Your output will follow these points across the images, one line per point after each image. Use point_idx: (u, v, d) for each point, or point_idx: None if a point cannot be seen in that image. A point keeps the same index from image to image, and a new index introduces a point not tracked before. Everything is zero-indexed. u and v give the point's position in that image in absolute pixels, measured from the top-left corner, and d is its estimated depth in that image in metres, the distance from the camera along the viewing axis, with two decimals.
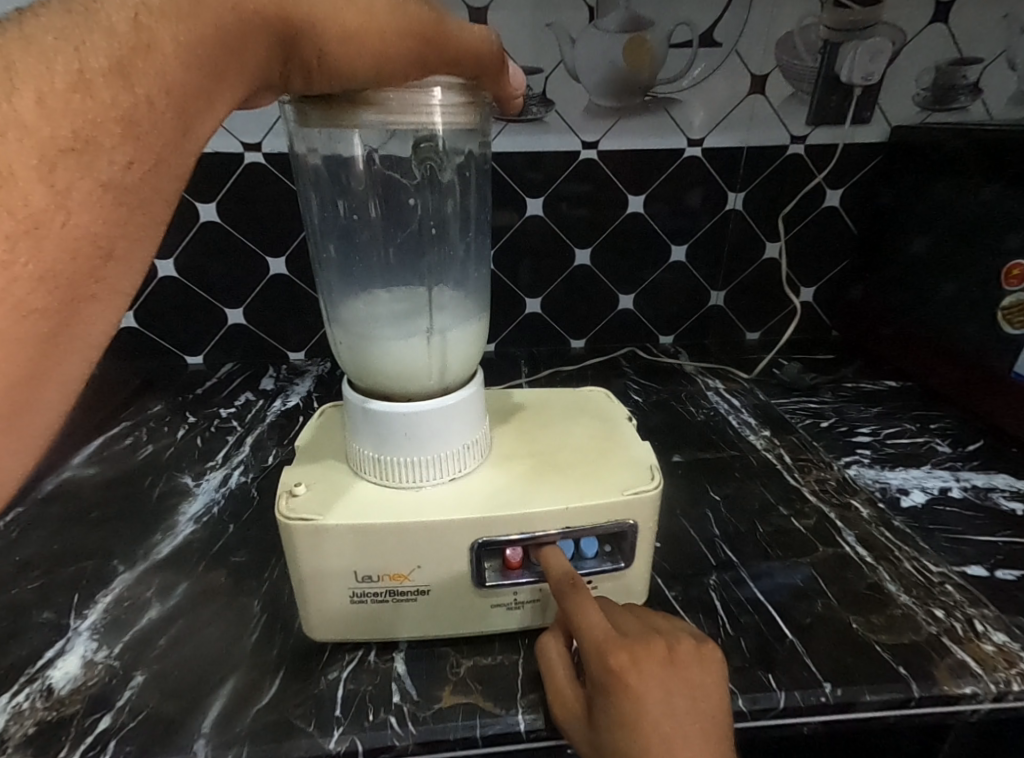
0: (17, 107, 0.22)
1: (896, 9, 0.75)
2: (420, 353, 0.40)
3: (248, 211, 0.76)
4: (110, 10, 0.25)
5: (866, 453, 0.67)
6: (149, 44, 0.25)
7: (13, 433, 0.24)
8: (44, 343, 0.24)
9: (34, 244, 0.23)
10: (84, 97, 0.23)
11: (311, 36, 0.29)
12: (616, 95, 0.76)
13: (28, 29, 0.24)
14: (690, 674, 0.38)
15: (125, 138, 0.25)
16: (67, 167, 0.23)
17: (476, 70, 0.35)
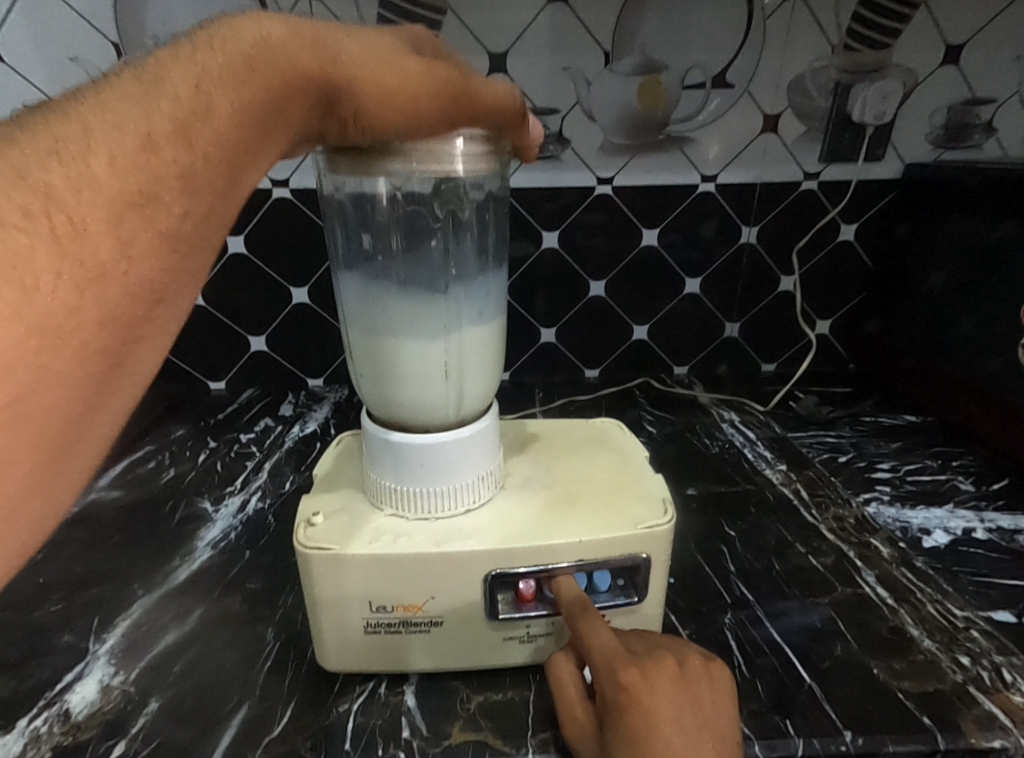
0: (93, 168, 0.24)
1: (907, 52, 0.77)
2: (439, 388, 0.41)
3: (274, 244, 0.79)
4: (174, 78, 0.27)
5: (885, 490, 0.67)
6: (208, 107, 0.27)
7: (64, 467, 0.25)
8: (101, 381, 0.25)
9: (98, 289, 0.24)
10: (150, 156, 0.26)
11: (350, 97, 0.32)
12: (630, 133, 0.78)
13: (104, 96, 0.26)
14: (699, 693, 0.38)
15: (183, 192, 0.27)
16: (131, 220, 0.25)
17: (498, 123, 0.37)
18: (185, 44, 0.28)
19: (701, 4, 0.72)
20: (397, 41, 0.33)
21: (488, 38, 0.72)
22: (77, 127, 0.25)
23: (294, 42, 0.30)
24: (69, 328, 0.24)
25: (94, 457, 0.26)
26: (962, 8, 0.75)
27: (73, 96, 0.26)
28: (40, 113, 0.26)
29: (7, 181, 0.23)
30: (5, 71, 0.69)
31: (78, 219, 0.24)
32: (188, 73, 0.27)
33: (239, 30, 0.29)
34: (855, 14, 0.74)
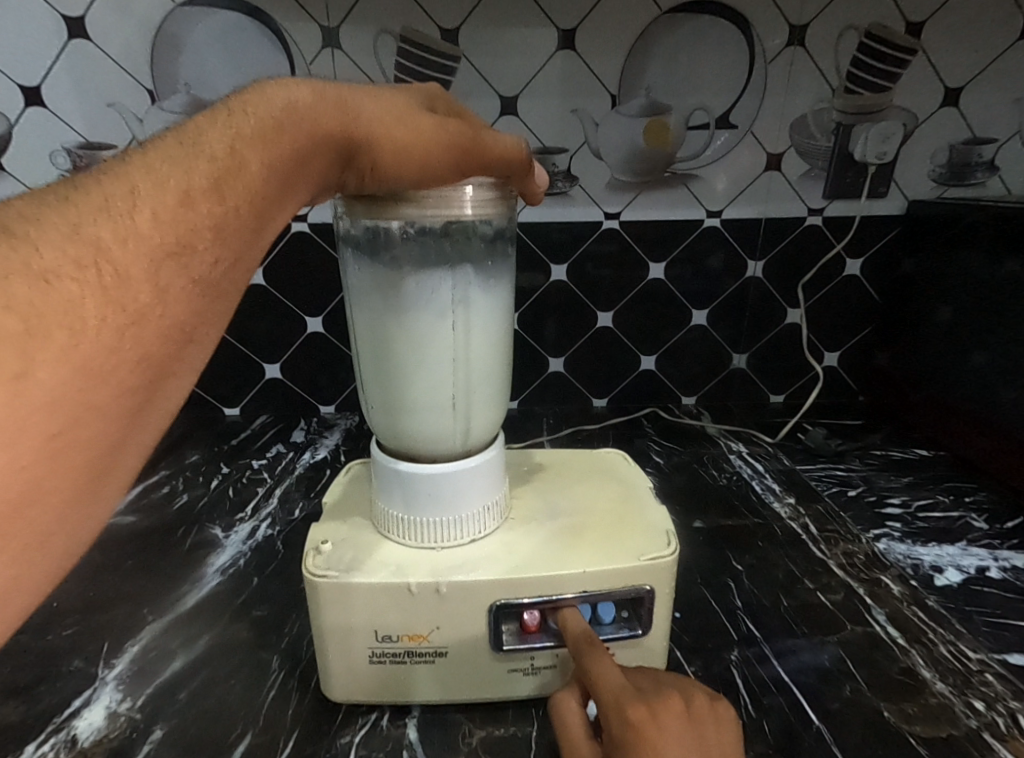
0: (137, 222, 0.27)
1: (906, 94, 0.79)
2: (446, 420, 0.42)
3: (291, 276, 0.81)
4: (210, 141, 0.30)
5: (896, 526, 0.67)
6: (240, 164, 0.30)
7: (96, 500, 0.26)
8: (133, 416, 0.27)
9: (137, 332, 0.26)
10: (188, 210, 0.28)
11: (368, 150, 0.34)
12: (637, 171, 0.80)
13: (148, 159, 0.29)
14: (706, 733, 0.37)
15: (215, 242, 0.29)
16: (168, 268, 0.27)
17: (506, 172, 0.39)
18: (221, 109, 0.31)
19: (704, 49, 0.75)
20: (410, 102, 0.36)
21: (500, 82, 0.75)
22: (124, 186, 0.27)
23: (319, 106, 0.33)
24: (110, 367, 0.25)
25: (121, 489, 0.27)
26: (961, 53, 0.77)
27: (120, 159, 0.29)
28: (91, 174, 0.28)
29: (62, 235, 0.25)
30: (45, 115, 0.72)
31: (123, 269, 0.26)
32: (224, 135, 0.30)
33: (269, 94, 0.32)
34: (854, 59, 0.77)
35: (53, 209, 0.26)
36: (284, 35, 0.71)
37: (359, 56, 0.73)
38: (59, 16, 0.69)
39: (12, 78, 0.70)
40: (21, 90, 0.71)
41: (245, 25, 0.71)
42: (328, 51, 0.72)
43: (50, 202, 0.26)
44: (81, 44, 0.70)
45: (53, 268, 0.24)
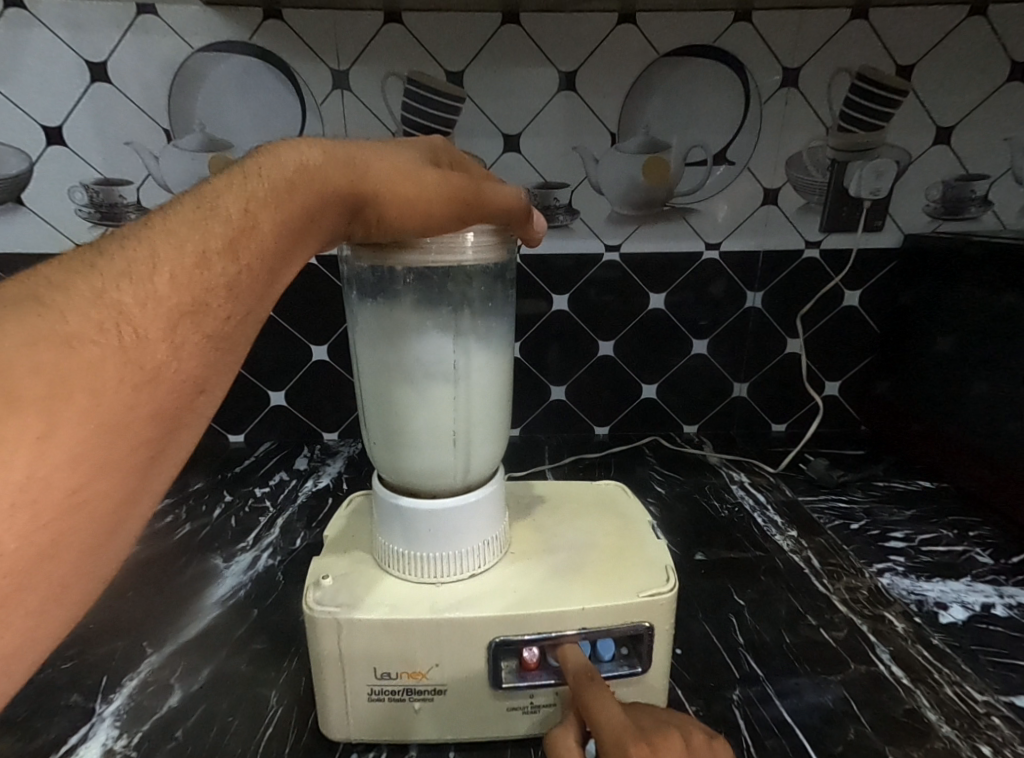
0: (156, 285, 0.28)
1: (898, 132, 0.81)
2: (447, 454, 0.43)
3: (297, 307, 0.82)
4: (226, 203, 0.31)
5: (899, 561, 0.66)
6: (253, 225, 0.31)
7: (110, 549, 0.27)
8: (148, 467, 0.27)
9: (153, 389, 0.27)
10: (204, 271, 0.29)
11: (375, 204, 0.35)
12: (636, 205, 0.82)
13: (168, 222, 0.30)
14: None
15: (229, 298, 0.30)
16: (184, 327, 0.28)
17: (508, 221, 0.40)
18: (237, 171, 0.32)
19: (701, 90, 0.77)
20: (415, 156, 0.38)
21: (504, 121, 0.77)
22: (146, 251, 0.28)
23: (328, 164, 0.34)
24: (126, 423, 0.26)
25: (134, 536, 0.28)
26: (952, 94, 0.79)
27: (142, 222, 0.30)
28: (114, 239, 0.29)
29: (86, 301, 0.26)
30: (65, 154, 0.74)
31: (141, 330, 0.27)
32: (239, 197, 0.31)
33: (282, 155, 0.33)
34: (847, 99, 0.79)
35: (79, 274, 0.27)
36: (295, 77, 0.74)
37: (367, 95, 0.75)
38: (81, 59, 0.71)
39: (33, 118, 0.73)
40: (42, 129, 0.73)
41: (259, 67, 0.73)
42: (337, 93, 0.75)
43: (77, 267, 0.28)
44: (101, 86, 0.72)
45: (78, 333, 0.25)
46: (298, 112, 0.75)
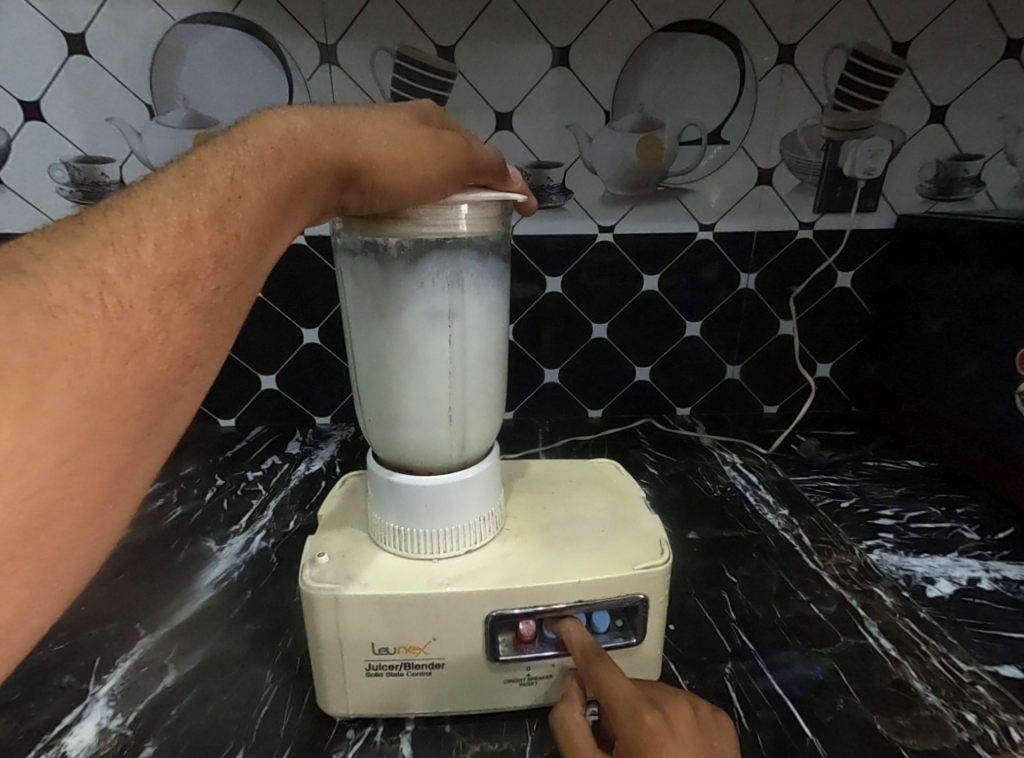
0: (141, 255, 0.27)
1: (893, 111, 0.80)
2: (442, 431, 0.43)
3: (288, 289, 0.82)
4: (212, 172, 0.30)
5: (888, 538, 0.67)
6: (240, 194, 0.30)
7: (107, 522, 0.26)
8: (139, 440, 0.27)
9: (140, 360, 0.26)
10: (190, 241, 0.28)
11: (367, 172, 0.35)
12: (630, 185, 0.81)
13: (152, 193, 0.29)
14: (712, 741, 0.37)
15: (217, 270, 0.29)
16: (170, 298, 0.28)
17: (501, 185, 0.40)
18: (222, 141, 0.32)
19: (695, 67, 0.77)
20: (403, 122, 0.37)
21: (495, 99, 0.76)
22: (129, 221, 0.28)
23: (316, 132, 0.34)
24: (115, 394, 0.26)
25: (130, 510, 0.28)
26: (946, 72, 0.79)
27: (127, 193, 0.30)
28: (98, 210, 0.29)
29: (69, 271, 0.26)
30: (46, 131, 0.73)
31: (126, 300, 0.26)
32: (225, 166, 0.31)
33: (268, 124, 0.33)
34: (841, 77, 0.78)
35: (63, 245, 0.27)
36: (282, 51, 0.72)
37: (356, 72, 0.74)
38: (59, 32, 0.70)
39: (11, 94, 0.71)
40: (20, 104, 0.72)
41: (244, 41, 0.72)
42: (325, 68, 0.73)
43: (60, 238, 0.27)
44: (81, 61, 0.71)
45: (61, 303, 0.25)
46: (286, 88, 0.74)
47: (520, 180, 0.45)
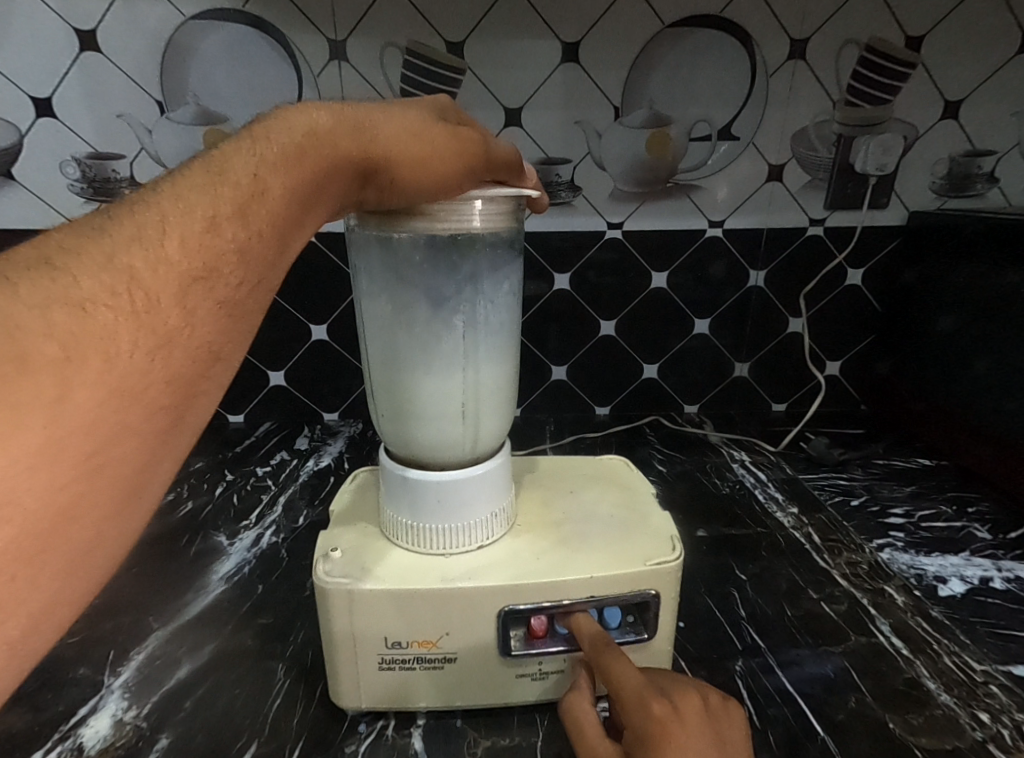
0: (167, 250, 0.27)
1: (906, 108, 0.80)
2: (456, 427, 0.43)
3: (297, 286, 0.82)
4: (235, 167, 0.30)
5: (899, 536, 0.67)
6: (263, 190, 0.30)
7: (133, 514, 0.27)
8: (164, 434, 0.27)
9: (166, 355, 0.27)
10: (214, 236, 0.28)
11: (387, 169, 0.35)
12: (639, 181, 0.81)
13: (177, 187, 0.29)
14: (724, 736, 0.37)
15: (240, 265, 0.29)
16: (195, 293, 0.28)
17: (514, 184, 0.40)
18: (245, 137, 0.32)
19: (706, 63, 0.76)
20: (422, 119, 0.37)
21: (504, 95, 0.76)
22: (155, 215, 0.28)
23: (337, 129, 0.34)
24: (141, 388, 0.26)
25: (155, 503, 0.28)
26: (960, 67, 0.78)
27: (151, 188, 0.30)
28: (124, 204, 0.29)
29: (97, 265, 0.26)
30: (57, 127, 0.73)
31: (153, 295, 0.26)
32: (248, 162, 0.31)
33: (290, 119, 0.33)
34: (854, 73, 0.78)
35: (90, 240, 0.27)
36: (291, 47, 0.73)
37: (366, 68, 0.74)
38: (70, 29, 0.70)
39: (23, 90, 0.72)
40: (32, 101, 0.72)
41: (253, 37, 0.72)
42: (335, 64, 0.73)
43: (87, 232, 0.27)
44: (92, 58, 0.71)
45: (90, 297, 0.25)
46: (295, 85, 0.74)
47: (535, 177, 0.45)
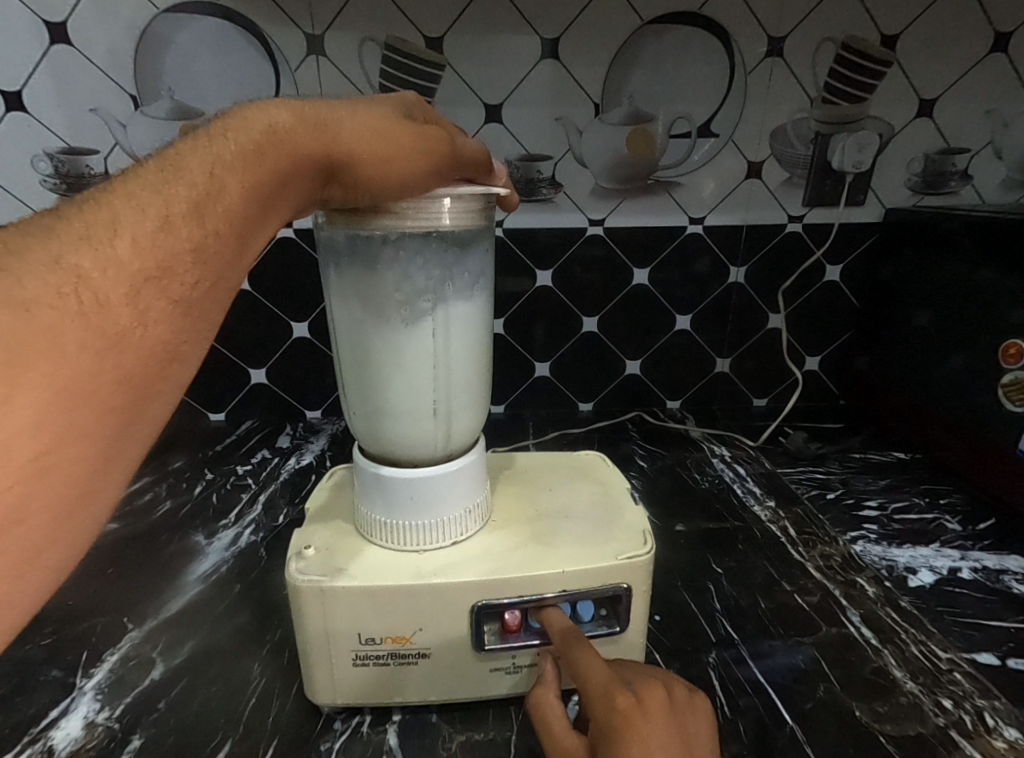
0: (118, 249, 0.27)
1: (882, 105, 0.80)
2: (427, 425, 0.43)
3: (277, 282, 0.81)
4: (191, 166, 0.30)
5: (872, 528, 0.68)
6: (220, 188, 0.30)
7: (87, 515, 0.27)
8: (117, 435, 0.27)
9: (117, 355, 0.26)
10: (168, 236, 0.28)
11: (350, 166, 0.35)
12: (620, 179, 0.81)
13: (129, 187, 0.29)
14: (690, 726, 0.38)
15: (195, 264, 0.29)
16: (147, 293, 0.27)
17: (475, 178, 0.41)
18: (202, 135, 0.31)
19: (685, 60, 0.76)
20: (387, 115, 0.37)
21: (484, 91, 0.76)
22: (106, 215, 0.28)
23: (299, 126, 0.33)
24: (91, 389, 0.26)
25: (111, 504, 0.28)
26: (935, 65, 0.79)
27: (104, 187, 0.29)
28: (74, 204, 0.28)
29: (43, 265, 0.25)
30: (28, 122, 0.72)
31: (102, 294, 0.26)
32: (204, 161, 0.30)
33: (249, 116, 0.32)
34: (831, 70, 0.78)
35: (37, 240, 0.26)
36: (267, 41, 0.72)
37: (345, 63, 0.73)
38: (41, 21, 0.69)
39: None
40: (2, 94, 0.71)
41: (229, 31, 0.71)
42: (312, 58, 0.73)
43: (34, 232, 0.27)
44: (64, 50, 0.70)
45: (35, 298, 0.25)
46: (272, 79, 0.73)
47: (504, 175, 0.46)
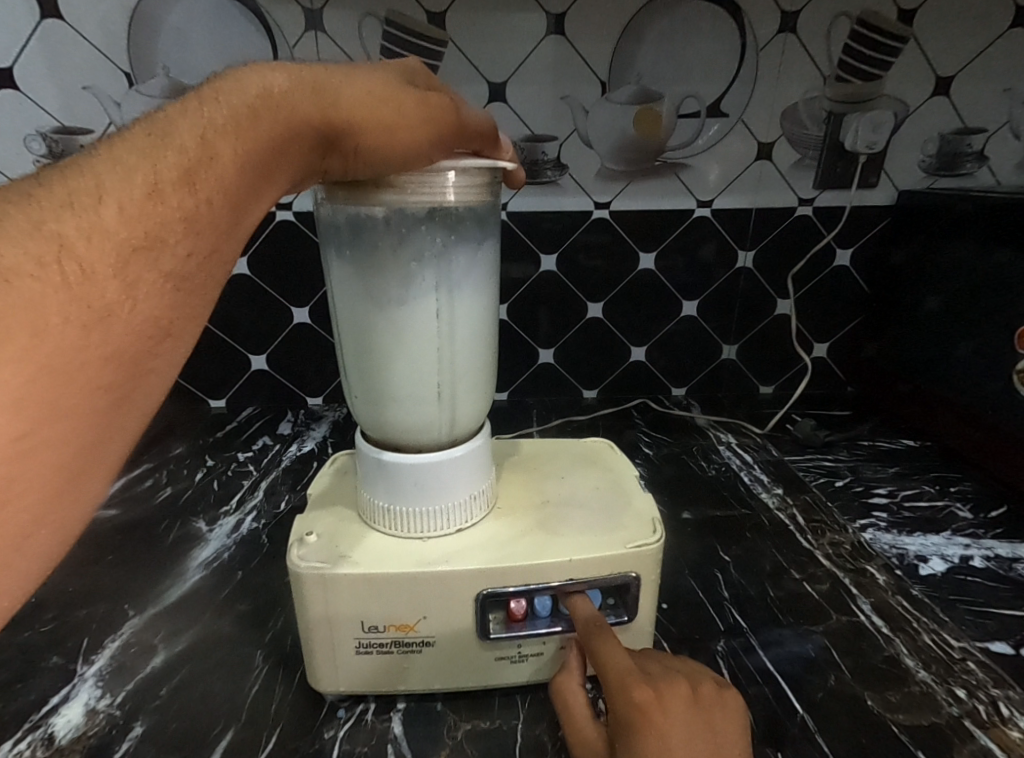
0: (102, 217, 0.26)
1: (897, 83, 0.78)
2: (431, 409, 0.42)
3: (276, 266, 0.80)
4: (181, 130, 0.29)
5: (882, 516, 0.67)
6: (212, 155, 0.29)
7: (76, 498, 0.25)
8: (108, 413, 0.26)
9: (105, 329, 0.25)
10: (157, 204, 0.27)
11: (350, 135, 0.33)
12: (626, 160, 0.79)
13: (116, 152, 0.27)
14: (714, 720, 0.37)
15: (187, 234, 0.28)
16: (137, 264, 0.26)
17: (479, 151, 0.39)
18: (193, 99, 0.30)
19: (695, 35, 0.74)
20: (388, 82, 0.35)
21: (488, 69, 0.74)
22: (91, 181, 0.26)
23: (295, 91, 0.32)
24: (78, 365, 0.24)
25: (103, 487, 0.27)
26: (952, 42, 0.77)
27: (90, 152, 0.28)
28: (58, 170, 0.27)
29: (24, 232, 0.24)
30: (20, 101, 0.71)
31: (87, 265, 0.25)
32: (195, 126, 0.29)
33: (243, 80, 0.31)
34: (845, 47, 0.76)
35: (18, 207, 0.25)
36: (264, 16, 0.70)
37: (343, 39, 0.71)
38: None
39: None
40: None
41: (224, 6, 0.69)
42: (311, 34, 0.71)
43: (15, 198, 0.26)
44: (55, 26, 0.68)
45: (14, 267, 0.24)
46: (270, 56, 0.72)
47: (511, 150, 0.44)
